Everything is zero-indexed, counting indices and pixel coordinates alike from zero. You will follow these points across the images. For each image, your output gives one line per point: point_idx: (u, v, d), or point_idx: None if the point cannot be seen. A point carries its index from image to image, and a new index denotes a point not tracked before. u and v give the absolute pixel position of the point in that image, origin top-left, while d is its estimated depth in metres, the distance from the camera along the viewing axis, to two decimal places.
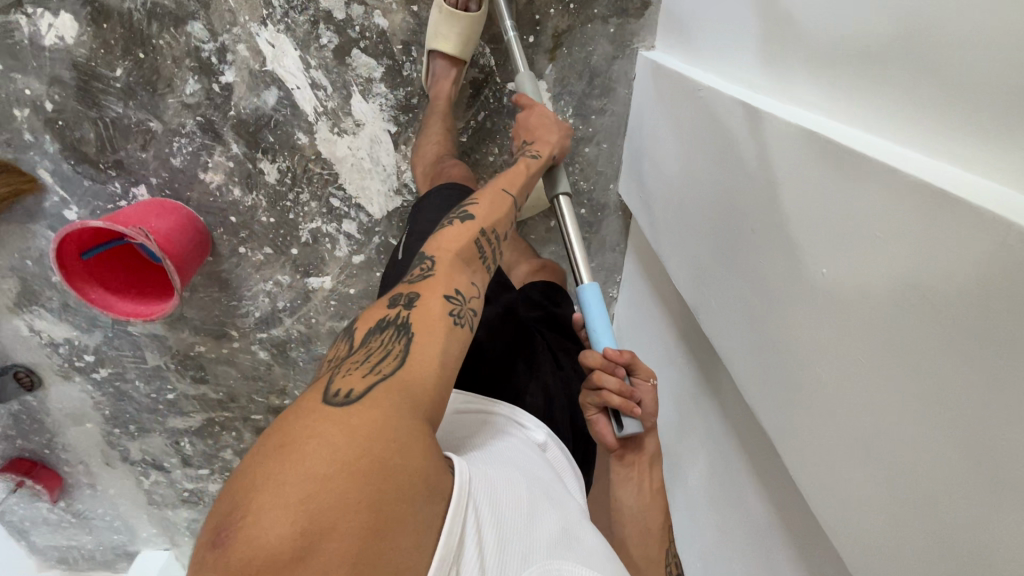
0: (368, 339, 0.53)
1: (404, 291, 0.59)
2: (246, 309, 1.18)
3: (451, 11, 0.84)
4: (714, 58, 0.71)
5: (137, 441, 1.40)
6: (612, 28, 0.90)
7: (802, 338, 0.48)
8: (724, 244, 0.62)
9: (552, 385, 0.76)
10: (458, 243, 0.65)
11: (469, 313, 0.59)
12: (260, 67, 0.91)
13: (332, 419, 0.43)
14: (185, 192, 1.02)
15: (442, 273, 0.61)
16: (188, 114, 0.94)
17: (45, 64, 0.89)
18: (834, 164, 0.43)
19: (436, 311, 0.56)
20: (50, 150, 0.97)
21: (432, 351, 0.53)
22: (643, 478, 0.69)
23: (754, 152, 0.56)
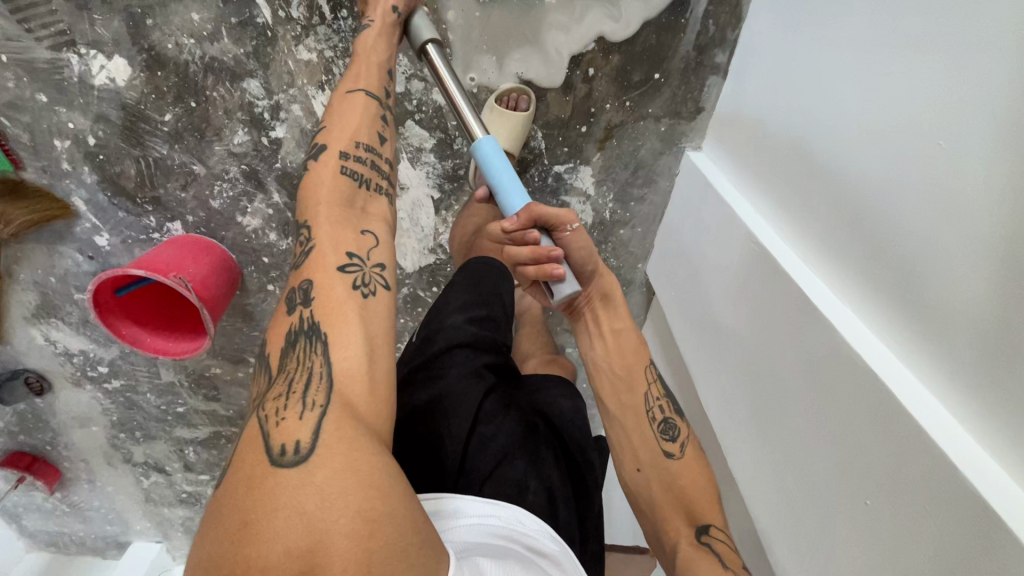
0: (284, 363, 0.55)
1: (296, 284, 0.60)
2: (267, 339, 1.19)
3: (502, 111, 0.86)
4: (761, 195, 0.75)
5: (142, 445, 1.42)
6: (663, 127, 0.92)
7: (806, 469, 0.55)
8: (747, 389, 0.68)
9: (556, 483, 0.70)
10: (331, 192, 0.65)
11: (376, 273, 0.61)
12: (312, 128, 0.90)
13: (297, 484, 0.45)
14: (220, 231, 1.02)
15: (328, 241, 0.61)
16: (233, 162, 0.94)
17: (92, 102, 0.87)
18: (861, 380, 0.50)
19: (337, 289, 0.58)
20: (87, 180, 0.95)
21: (347, 335, 0.55)
22: (600, 327, 0.75)
23: (786, 317, 0.61)
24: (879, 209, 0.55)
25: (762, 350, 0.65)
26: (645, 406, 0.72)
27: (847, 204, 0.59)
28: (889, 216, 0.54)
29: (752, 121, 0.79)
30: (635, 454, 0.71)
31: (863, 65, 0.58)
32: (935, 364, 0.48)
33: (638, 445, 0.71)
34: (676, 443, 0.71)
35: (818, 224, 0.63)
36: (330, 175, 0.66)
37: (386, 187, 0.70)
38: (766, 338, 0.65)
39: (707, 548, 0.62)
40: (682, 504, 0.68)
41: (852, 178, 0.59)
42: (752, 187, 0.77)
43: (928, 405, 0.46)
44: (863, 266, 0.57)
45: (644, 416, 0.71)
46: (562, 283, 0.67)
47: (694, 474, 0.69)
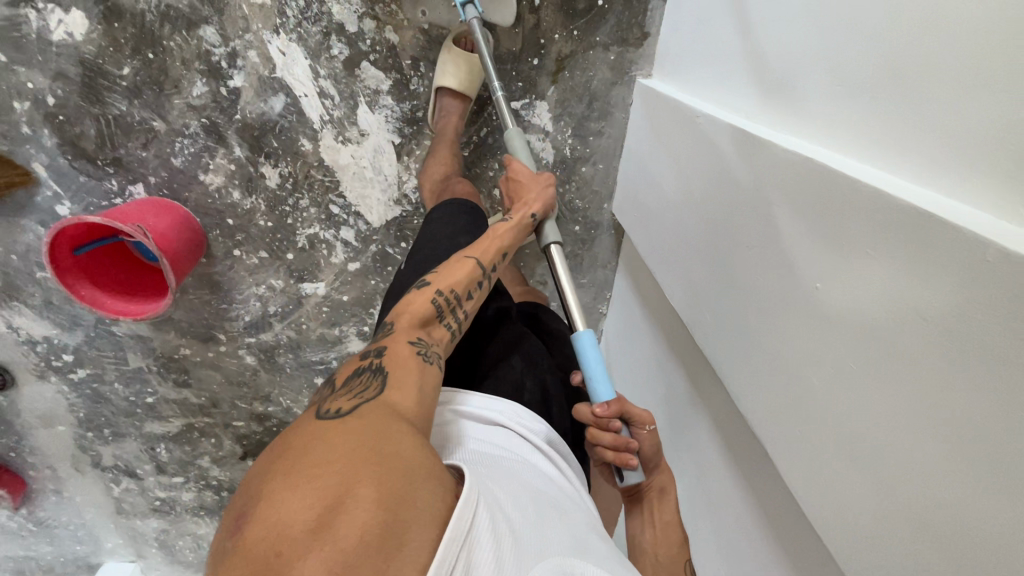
0: (346, 381, 0.55)
1: (372, 347, 0.61)
2: (236, 312, 1.17)
3: (457, 51, 0.91)
4: (710, 84, 0.75)
5: (111, 445, 1.36)
6: (612, 56, 0.95)
7: (794, 345, 0.52)
8: (719, 262, 0.66)
9: (550, 383, 0.75)
10: (419, 298, 0.66)
11: (437, 358, 0.61)
12: (269, 74, 0.92)
13: (328, 423, 0.45)
14: (183, 192, 1.02)
15: (405, 328, 0.63)
16: (193, 116, 0.95)
17: (51, 59, 0.89)
18: (825, 193, 0.48)
19: (405, 352, 0.59)
20: (48, 144, 0.96)
21: (407, 384, 0.54)
22: (652, 518, 0.71)
23: (746, 172, 0.60)
24: (813, 33, 0.55)
25: (731, 208, 0.63)
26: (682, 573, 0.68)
27: (782, 35, 0.59)
28: (822, 33, 0.53)
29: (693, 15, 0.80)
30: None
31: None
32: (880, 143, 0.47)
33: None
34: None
35: (762, 81, 0.63)
36: (419, 291, 0.68)
37: (455, 328, 0.68)
38: (728, 198, 0.64)
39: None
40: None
41: (781, 21, 0.60)
42: (700, 81, 0.78)
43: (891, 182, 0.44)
44: (804, 87, 0.56)
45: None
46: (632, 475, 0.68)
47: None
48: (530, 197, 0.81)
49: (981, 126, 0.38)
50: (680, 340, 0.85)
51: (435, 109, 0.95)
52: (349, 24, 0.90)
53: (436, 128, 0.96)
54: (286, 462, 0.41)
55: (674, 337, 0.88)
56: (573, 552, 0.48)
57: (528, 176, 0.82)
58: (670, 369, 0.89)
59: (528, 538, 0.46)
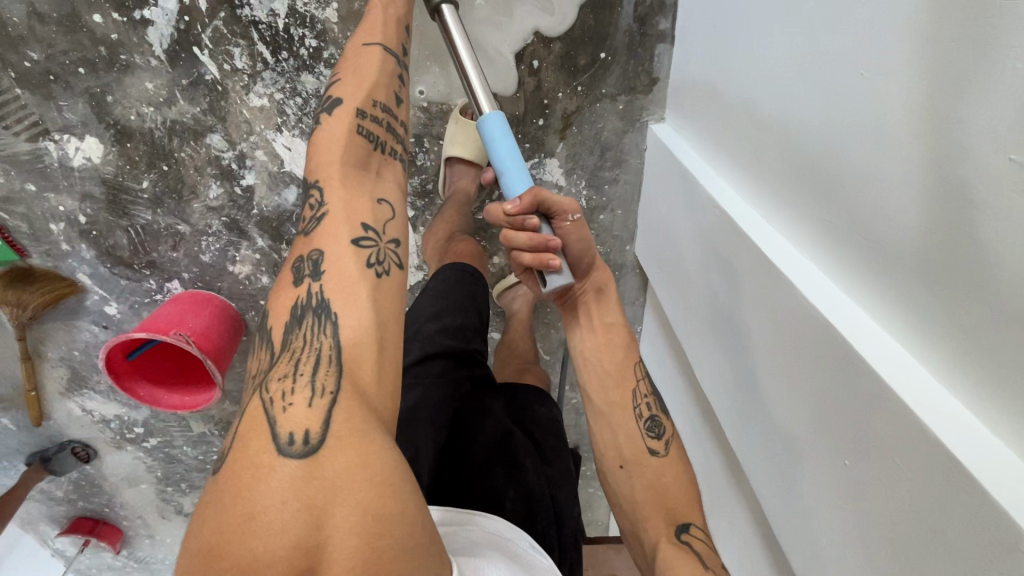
0: (290, 339, 0.54)
1: (306, 253, 0.59)
2: None
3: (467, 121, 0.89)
4: (725, 165, 0.71)
5: (189, 496, 1.48)
6: (621, 105, 0.90)
7: (805, 474, 0.52)
8: (738, 367, 0.65)
9: (534, 486, 0.75)
10: (340, 147, 0.63)
11: (390, 251, 0.61)
12: (279, 169, 0.93)
13: (298, 480, 0.46)
14: (216, 283, 1.06)
15: (341, 215, 0.60)
16: (213, 216, 0.98)
17: (76, 183, 0.93)
18: (835, 352, 0.46)
19: (354, 267, 0.58)
20: (87, 256, 1.01)
21: (360, 306, 0.56)
22: (593, 321, 0.73)
23: (761, 288, 0.58)
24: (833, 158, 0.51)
25: (739, 309, 0.64)
26: (633, 402, 0.70)
27: (796, 142, 0.56)
28: (843, 163, 0.50)
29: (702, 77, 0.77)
30: (617, 449, 0.69)
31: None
32: (897, 307, 0.45)
33: (620, 435, 0.70)
34: (661, 442, 0.69)
35: (779, 185, 0.60)
36: (341, 142, 0.64)
37: (397, 149, 0.69)
38: (743, 304, 0.63)
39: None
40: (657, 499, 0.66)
41: (800, 126, 0.55)
42: (715, 158, 0.74)
43: (904, 365, 0.42)
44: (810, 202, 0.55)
45: (631, 413, 0.70)
46: (557, 275, 0.63)
47: (677, 476, 0.67)
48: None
49: (1001, 344, 0.36)
50: None
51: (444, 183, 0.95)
52: None
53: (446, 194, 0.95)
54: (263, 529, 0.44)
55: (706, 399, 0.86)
56: None
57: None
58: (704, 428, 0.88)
59: None
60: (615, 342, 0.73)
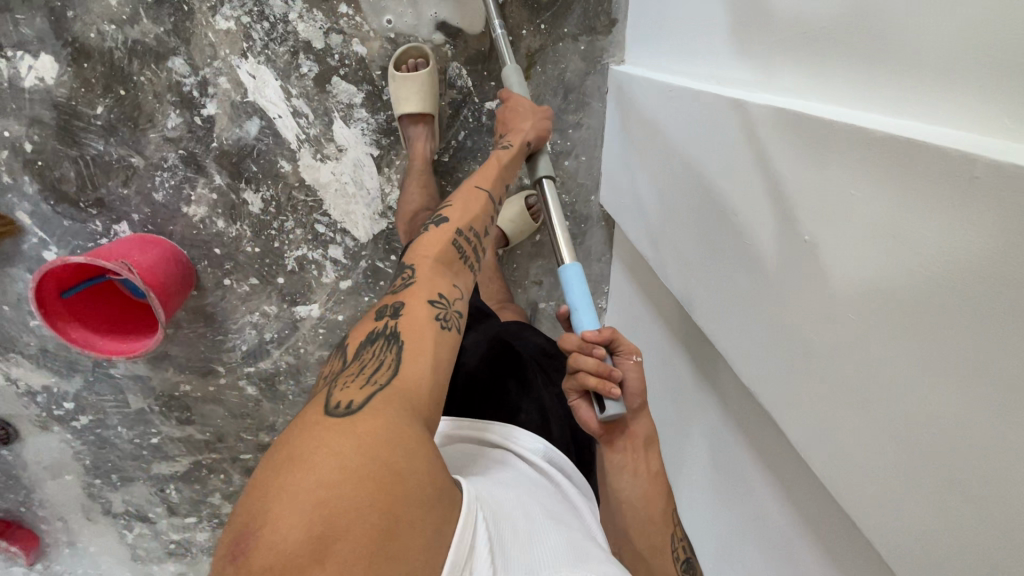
0: (360, 351, 0.53)
1: (390, 301, 0.58)
2: (233, 342, 1.16)
3: (403, 77, 0.88)
4: (680, 57, 0.74)
5: (120, 491, 1.33)
6: (582, 46, 0.94)
7: (807, 303, 0.50)
8: (715, 229, 0.64)
9: (550, 403, 0.72)
10: (439, 245, 0.64)
11: (456, 316, 0.59)
12: (241, 99, 0.92)
13: (336, 428, 0.42)
14: (167, 226, 1.02)
15: (425, 279, 0.60)
16: (170, 148, 0.95)
17: (25, 106, 0.90)
18: (818, 143, 0.46)
19: (423, 316, 0.56)
20: (29, 191, 0.96)
21: (425, 355, 0.52)
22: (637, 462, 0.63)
23: (729, 134, 0.58)
24: None
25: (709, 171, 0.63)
26: (672, 544, 0.62)
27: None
28: None
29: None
30: None
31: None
32: (864, 82, 0.45)
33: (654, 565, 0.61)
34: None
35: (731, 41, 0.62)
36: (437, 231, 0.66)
37: (477, 266, 0.68)
38: (714, 165, 0.62)
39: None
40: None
41: None
42: (671, 57, 0.77)
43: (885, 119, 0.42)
44: (766, 46, 0.56)
45: (670, 559, 0.61)
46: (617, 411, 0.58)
47: None
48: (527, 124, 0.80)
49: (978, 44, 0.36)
50: (683, 325, 0.82)
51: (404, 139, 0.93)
52: (315, 41, 0.90)
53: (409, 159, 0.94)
54: (289, 472, 0.38)
55: (676, 323, 0.85)
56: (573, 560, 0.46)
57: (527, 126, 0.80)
58: (677, 356, 0.86)
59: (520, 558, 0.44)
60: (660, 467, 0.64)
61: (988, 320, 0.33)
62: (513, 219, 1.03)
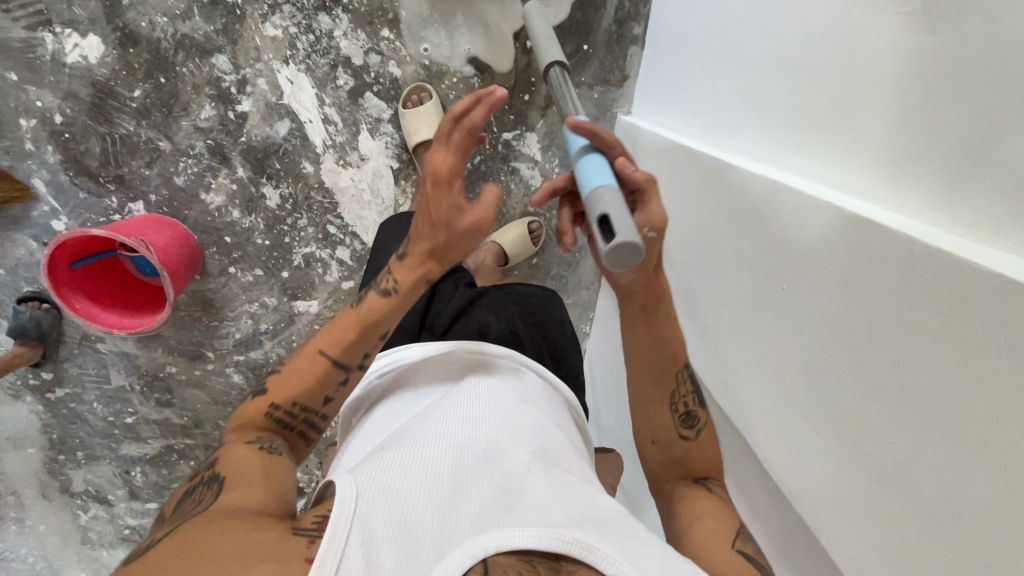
0: (176, 506, 0.48)
1: (204, 462, 0.54)
2: (227, 330, 1.18)
3: (409, 111, 0.97)
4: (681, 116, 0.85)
5: (82, 470, 1.29)
6: (596, 94, 1.04)
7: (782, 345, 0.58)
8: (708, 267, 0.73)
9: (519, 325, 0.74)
10: (256, 416, 0.57)
11: (280, 447, 0.56)
12: (276, 100, 0.98)
13: (147, 560, 0.39)
14: (183, 210, 1.05)
15: (237, 435, 0.56)
16: (199, 137, 0.99)
17: (62, 80, 0.93)
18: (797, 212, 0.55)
19: (242, 454, 0.53)
20: (50, 160, 0.98)
21: (253, 474, 0.49)
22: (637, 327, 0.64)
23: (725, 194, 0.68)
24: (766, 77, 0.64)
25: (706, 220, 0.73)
26: (671, 399, 0.64)
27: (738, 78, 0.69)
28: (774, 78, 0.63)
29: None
30: (650, 427, 0.65)
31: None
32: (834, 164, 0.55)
33: (654, 418, 0.64)
34: (694, 429, 0.64)
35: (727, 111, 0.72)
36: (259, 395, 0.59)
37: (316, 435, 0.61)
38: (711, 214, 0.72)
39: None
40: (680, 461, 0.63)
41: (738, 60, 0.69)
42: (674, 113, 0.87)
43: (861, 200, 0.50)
44: (757, 121, 0.66)
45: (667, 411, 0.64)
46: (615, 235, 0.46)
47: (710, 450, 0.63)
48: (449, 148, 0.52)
49: (940, 153, 0.45)
50: None
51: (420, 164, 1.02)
52: (355, 57, 0.97)
53: None
54: None
55: None
56: (495, 516, 0.41)
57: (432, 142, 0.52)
58: None
59: (427, 534, 0.39)
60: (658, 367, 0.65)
61: (932, 367, 0.41)
62: (511, 241, 1.10)
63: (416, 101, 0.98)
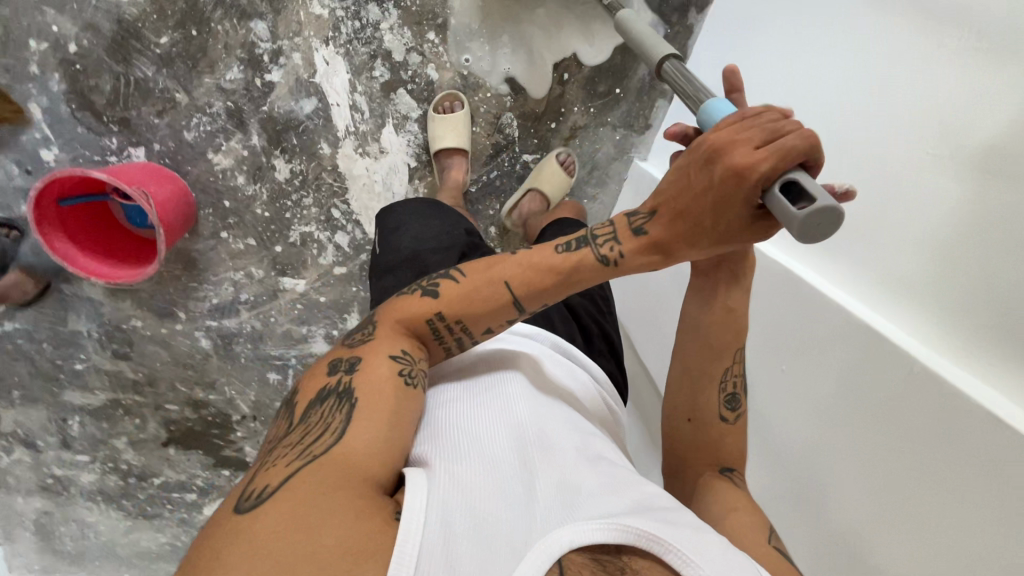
0: (307, 414, 0.48)
1: (343, 355, 0.52)
2: (205, 293, 1.15)
3: (438, 117, 0.98)
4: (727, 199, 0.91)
5: (14, 410, 1.21)
6: (618, 136, 1.08)
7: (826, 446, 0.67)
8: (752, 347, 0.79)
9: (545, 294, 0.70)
10: (411, 316, 0.53)
11: (423, 376, 0.52)
12: (308, 77, 0.97)
13: (254, 518, 0.37)
14: (185, 166, 1.01)
15: (383, 338, 0.52)
16: (219, 97, 0.97)
17: (85, 10, 0.90)
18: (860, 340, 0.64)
19: (381, 372, 0.49)
20: (53, 88, 0.93)
21: (382, 414, 0.46)
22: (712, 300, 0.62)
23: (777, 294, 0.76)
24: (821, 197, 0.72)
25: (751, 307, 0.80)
26: (721, 376, 0.63)
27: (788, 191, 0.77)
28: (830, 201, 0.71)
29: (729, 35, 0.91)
30: (687, 403, 0.64)
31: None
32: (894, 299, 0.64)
33: (698, 395, 0.63)
34: (734, 412, 0.64)
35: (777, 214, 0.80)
36: (424, 296, 0.54)
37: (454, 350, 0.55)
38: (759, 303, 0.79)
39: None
40: (710, 447, 0.63)
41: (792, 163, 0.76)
42: None
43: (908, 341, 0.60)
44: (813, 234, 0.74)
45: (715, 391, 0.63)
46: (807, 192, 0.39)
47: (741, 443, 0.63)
48: (756, 136, 0.42)
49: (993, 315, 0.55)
50: None
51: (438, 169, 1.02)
52: (395, 53, 0.97)
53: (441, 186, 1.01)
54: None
55: None
56: (559, 514, 0.42)
57: (720, 129, 0.43)
58: None
59: (499, 529, 0.40)
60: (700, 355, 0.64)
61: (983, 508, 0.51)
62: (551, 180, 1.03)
63: (449, 108, 0.99)
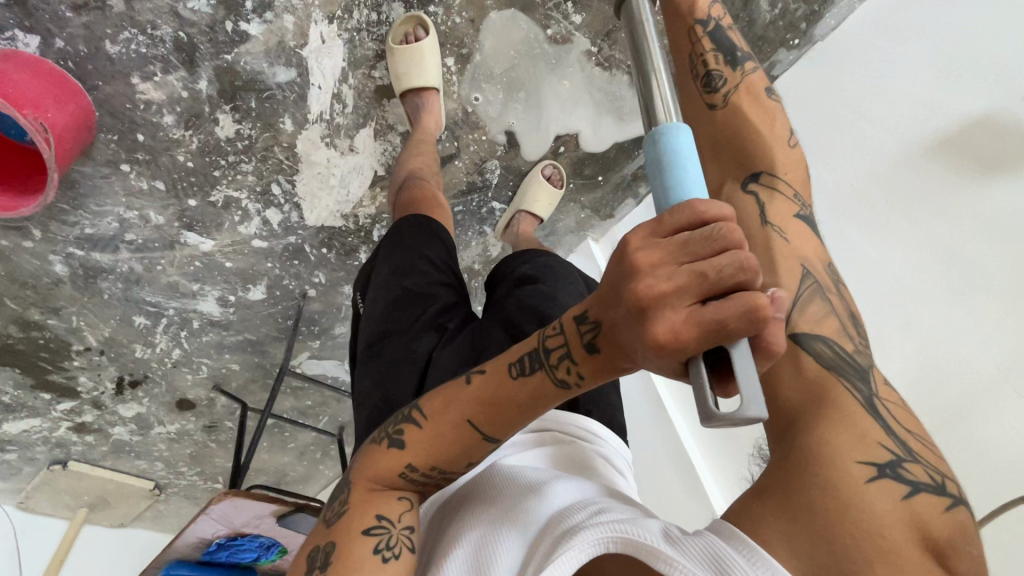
0: None
1: (320, 541, 0.54)
2: (75, 220, 0.94)
3: (396, 49, 0.82)
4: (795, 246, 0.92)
5: None
6: (583, 215, 1.13)
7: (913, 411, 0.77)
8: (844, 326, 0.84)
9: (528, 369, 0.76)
10: (386, 477, 0.54)
11: (405, 535, 0.53)
12: (294, 46, 0.82)
13: None
14: (95, 80, 0.79)
15: (358, 506, 0.54)
16: (169, 21, 0.77)
17: None
18: (941, 345, 0.76)
19: (358, 554, 0.50)
20: None
21: None
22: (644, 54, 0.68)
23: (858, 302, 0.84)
24: (899, 285, 0.80)
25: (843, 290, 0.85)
26: (693, 65, 0.64)
27: (876, 244, 0.83)
28: (916, 272, 0.79)
29: (797, 105, 0.94)
30: (686, 113, 0.65)
31: (870, 117, 0.86)
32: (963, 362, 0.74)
33: (691, 105, 0.64)
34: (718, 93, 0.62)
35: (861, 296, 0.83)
36: (389, 451, 0.55)
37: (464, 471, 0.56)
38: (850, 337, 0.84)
39: (916, 498, 0.43)
40: (738, 153, 0.60)
41: (904, 251, 0.81)
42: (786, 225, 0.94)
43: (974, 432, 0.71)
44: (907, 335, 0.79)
45: (689, 76, 0.64)
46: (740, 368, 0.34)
47: (763, 108, 0.62)
48: (674, 291, 0.36)
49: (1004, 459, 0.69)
50: None
51: (409, 115, 0.87)
52: None
53: (414, 131, 0.87)
54: None
55: None
56: None
57: (645, 251, 0.38)
58: None
59: None
60: (694, 104, 0.64)
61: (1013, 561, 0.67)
62: (542, 202, 1.01)
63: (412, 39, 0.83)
